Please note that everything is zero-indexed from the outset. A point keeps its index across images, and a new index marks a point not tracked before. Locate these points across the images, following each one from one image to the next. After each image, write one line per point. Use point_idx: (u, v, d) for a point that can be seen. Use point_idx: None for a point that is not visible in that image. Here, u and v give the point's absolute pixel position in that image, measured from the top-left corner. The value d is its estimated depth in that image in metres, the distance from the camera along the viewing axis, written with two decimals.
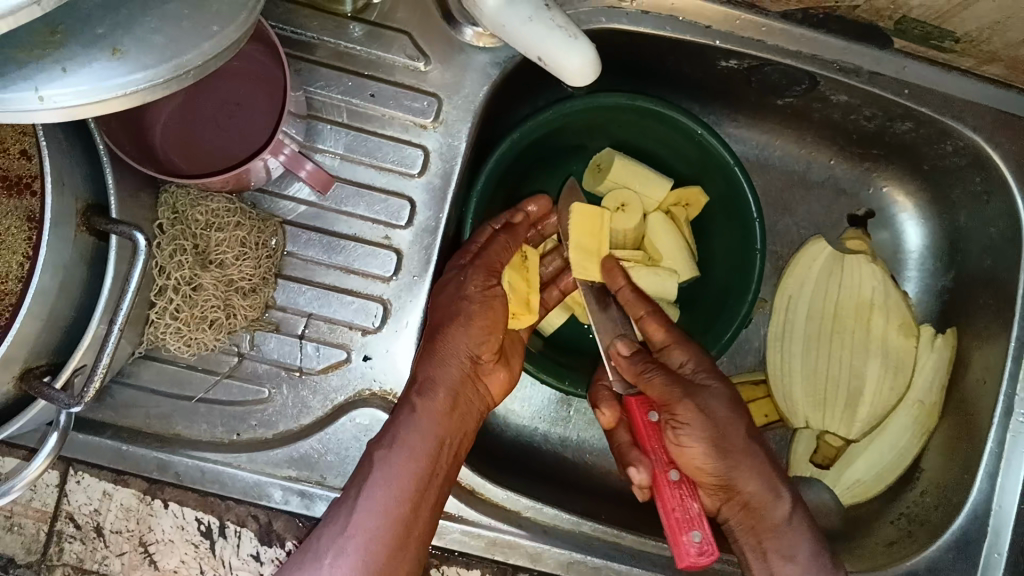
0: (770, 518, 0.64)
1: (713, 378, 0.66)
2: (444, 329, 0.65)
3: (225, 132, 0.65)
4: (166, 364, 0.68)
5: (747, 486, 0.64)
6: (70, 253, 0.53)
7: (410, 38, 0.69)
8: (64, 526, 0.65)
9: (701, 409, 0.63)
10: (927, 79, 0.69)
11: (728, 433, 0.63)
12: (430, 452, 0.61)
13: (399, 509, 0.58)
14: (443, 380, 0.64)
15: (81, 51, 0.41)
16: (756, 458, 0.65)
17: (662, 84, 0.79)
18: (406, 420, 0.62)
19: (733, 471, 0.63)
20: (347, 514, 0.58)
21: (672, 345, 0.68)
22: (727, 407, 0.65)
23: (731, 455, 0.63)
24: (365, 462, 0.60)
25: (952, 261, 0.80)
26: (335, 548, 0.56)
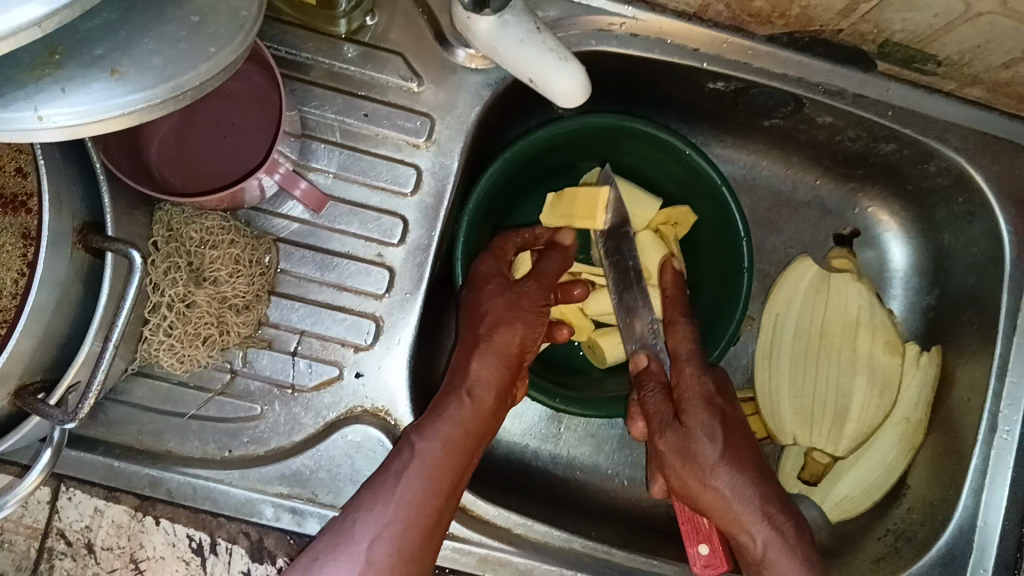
0: (751, 556, 0.63)
1: (698, 414, 0.66)
2: (494, 331, 0.68)
3: (221, 152, 0.66)
4: (160, 381, 0.68)
5: (722, 520, 0.64)
6: (66, 270, 0.53)
7: (403, 59, 0.70)
8: (54, 543, 0.66)
9: (673, 445, 0.66)
10: (911, 102, 0.71)
11: (702, 468, 0.64)
12: (467, 447, 0.63)
13: (419, 519, 0.58)
14: (490, 379, 0.66)
15: (81, 72, 0.42)
16: (734, 496, 0.63)
17: (651, 106, 0.81)
18: (452, 415, 0.63)
19: (709, 504, 0.65)
20: (386, 499, 0.58)
21: (679, 363, 0.69)
22: (707, 442, 0.65)
23: (700, 488, 0.64)
24: (404, 452, 0.61)
25: (936, 279, 0.81)
26: (374, 532, 0.57)
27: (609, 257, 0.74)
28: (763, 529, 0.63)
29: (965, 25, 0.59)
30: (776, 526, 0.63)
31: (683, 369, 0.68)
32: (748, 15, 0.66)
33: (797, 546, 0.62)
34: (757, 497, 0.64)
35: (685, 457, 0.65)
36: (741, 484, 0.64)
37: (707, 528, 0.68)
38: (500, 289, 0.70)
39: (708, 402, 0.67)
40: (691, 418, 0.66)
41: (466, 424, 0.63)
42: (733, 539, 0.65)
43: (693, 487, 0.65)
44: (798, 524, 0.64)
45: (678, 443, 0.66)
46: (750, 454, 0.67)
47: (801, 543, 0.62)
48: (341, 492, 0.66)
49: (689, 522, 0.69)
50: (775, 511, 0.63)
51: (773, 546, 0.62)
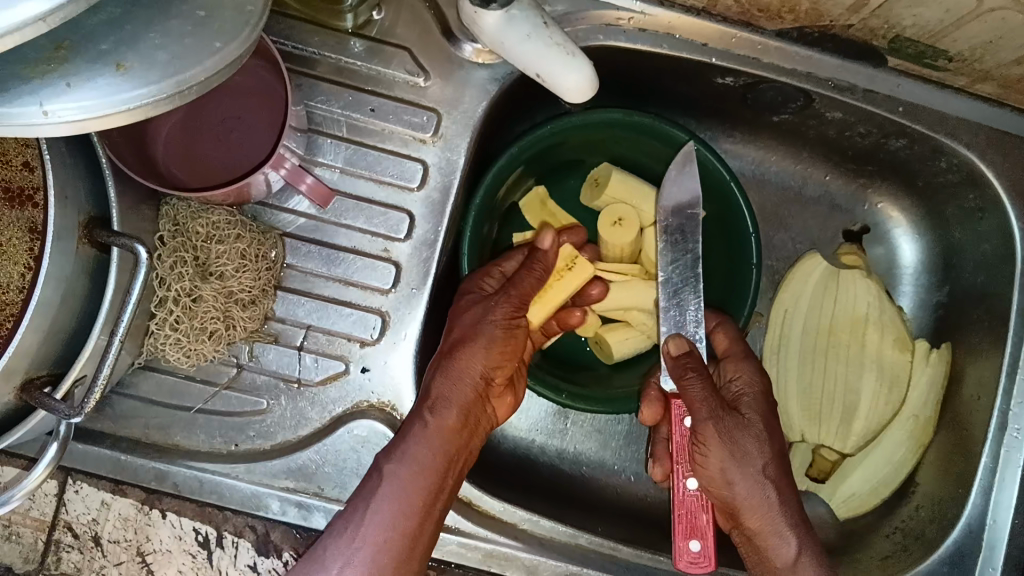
0: (778, 562, 0.63)
1: (755, 409, 0.66)
2: (463, 351, 0.66)
3: (227, 147, 0.66)
4: (166, 376, 0.68)
5: (758, 521, 0.63)
6: (72, 265, 0.53)
7: (410, 54, 0.70)
8: (62, 535, 0.66)
9: (729, 433, 0.63)
10: (921, 98, 0.70)
11: (752, 462, 0.63)
12: (440, 468, 0.62)
13: (393, 543, 0.59)
14: (456, 399, 0.65)
15: (85, 67, 0.42)
16: (778, 499, 0.63)
17: (659, 101, 0.80)
18: (418, 437, 0.62)
19: (750, 504, 0.63)
20: (356, 524, 0.59)
21: (735, 359, 0.69)
22: (761, 438, 0.64)
23: (744, 484, 0.63)
24: (373, 476, 0.61)
25: (946, 276, 0.80)
26: (343, 557, 0.58)
27: (668, 233, 0.70)
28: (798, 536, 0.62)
29: (975, 20, 0.58)
30: (808, 534, 0.63)
31: (741, 365, 0.68)
32: (757, 10, 0.66)
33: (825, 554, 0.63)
34: (793, 502, 0.64)
35: (734, 448, 0.63)
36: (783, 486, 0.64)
37: (705, 525, 0.66)
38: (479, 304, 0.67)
39: (765, 400, 0.67)
40: (748, 411, 0.66)
41: (433, 445, 0.62)
42: (760, 544, 0.63)
43: (734, 481, 0.63)
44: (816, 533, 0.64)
45: (732, 434, 0.63)
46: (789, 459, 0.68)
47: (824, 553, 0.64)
48: (346, 486, 0.66)
49: (687, 515, 0.66)
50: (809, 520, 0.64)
51: (806, 553, 0.62)
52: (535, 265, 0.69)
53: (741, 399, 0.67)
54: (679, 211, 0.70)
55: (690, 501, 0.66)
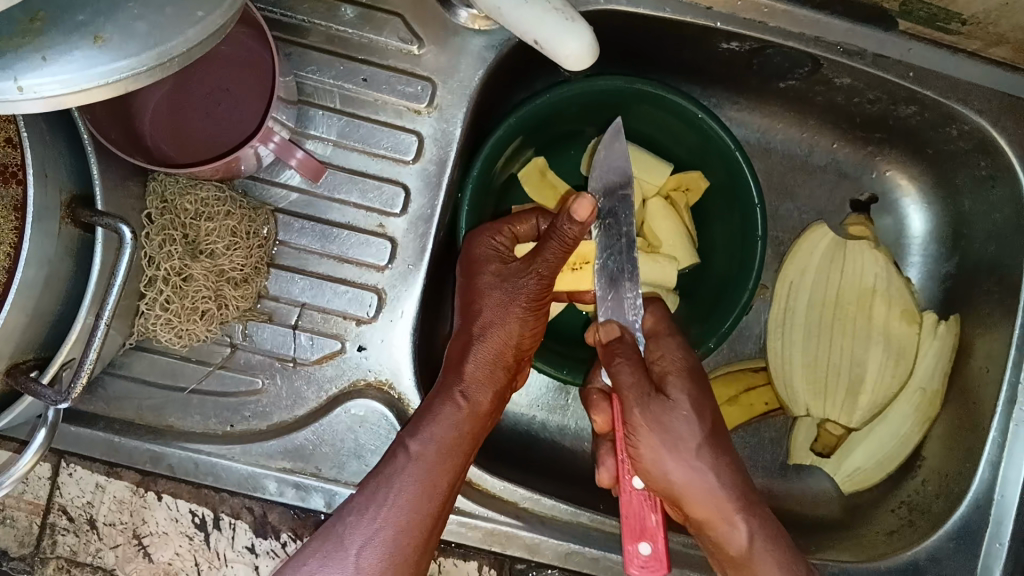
0: (732, 549, 0.60)
1: (681, 388, 0.63)
2: (490, 330, 0.66)
3: (213, 120, 0.63)
4: (159, 356, 0.67)
5: (701, 509, 0.60)
6: (55, 247, 0.52)
7: (403, 21, 0.67)
8: (56, 519, 0.65)
9: (654, 419, 0.61)
10: (934, 62, 0.67)
11: (683, 445, 0.61)
12: (466, 452, 0.62)
13: (417, 524, 0.59)
14: (486, 381, 0.65)
15: (61, 39, 0.40)
16: (716, 480, 0.61)
17: (661, 68, 0.78)
18: (447, 417, 0.62)
19: (689, 491, 0.61)
20: (377, 504, 0.59)
21: (661, 337, 0.66)
22: (690, 419, 0.62)
23: (679, 471, 0.60)
24: (398, 454, 0.60)
25: (956, 247, 0.78)
26: (363, 538, 0.58)
27: (600, 218, 0.66)
28: (749, 521, 0.60)
29: None
30: (757, 514, 0.61)
31: (666, 344, 0.66)
32: None
33: (776, 531, 0.61)
34: (737, 480, 0.61)
35: (661, 432, 0.61)
36: (720, 466, 0.61)
37: (654, 526, 0.62)
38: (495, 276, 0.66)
39: (690, 375, 0.64)
40: (674, 392, 0.63)
41: (463, 427, 0.62)
42: (710, 533, 0.61)
43: (668, 469, 0.60)
44: (774, 517, 0.62)
45: (660, 420, 0.61)
46: (725, 436, 0.64)
47: (780, 531, 0.61)
48: (344, 466, 0.65)
49: (635, 517, 0.63)
50: (756, 498, 0.61)
51: (758, 537, 0.60)
52: (561, 240, 0.63)
53: (666, 378, 0.64)
54: (610, 194, 0.66)
55: (637, 501, 0.63)
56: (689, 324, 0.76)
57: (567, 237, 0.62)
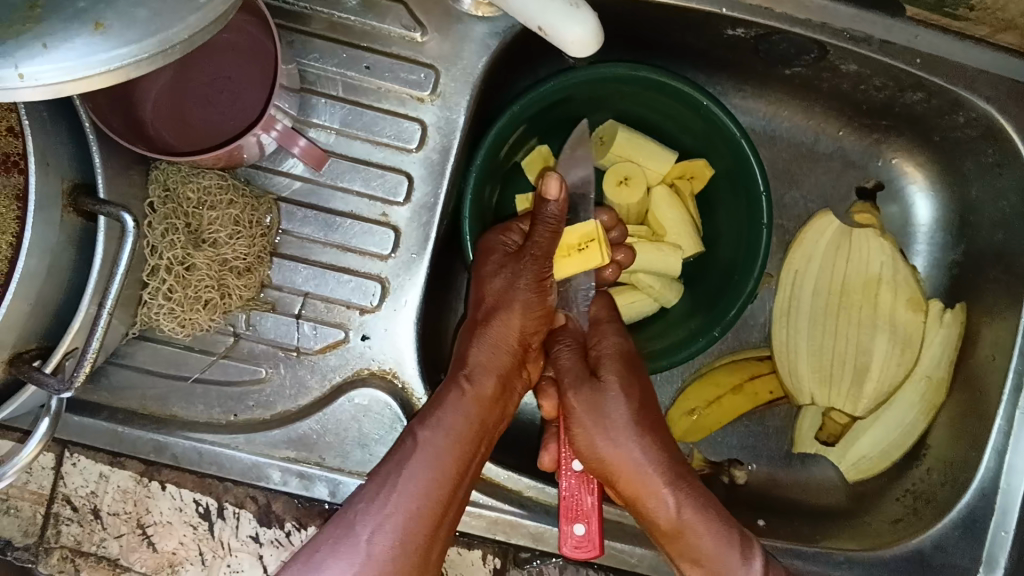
0: (661, 522, 0.61)
1: (614, 370, 0.66)
2: (499, 314, 0.66)
3: (214, 109, 0.63)
4: (162, 345, 0.67)
5: (631, 484, 0.62)
6: (57, 235, 0.51)
7: (406, 8, 0.67)
8: (60, 508, 0.65)
9: (586, 401, 0.65)
10: (941, 48, 0.67)
11: (613, 425, 0.64)
12: (473, 435, 0.62)
13: (428, 508, 0.58)
14: (492, 366, 0.65)
15: (62, 26, 0.39)
16: (644, 457, 0.63)
17: (665, 54, 0.77)
18: (454, 403, 0.62)
19: (619, 469, 0.62)
20: (388, 490, 0.58)
21: (601, 326, 0.70)
22: (620, 399, 0.65)
23: (605, 447, 0.63)
24: (407, 441, 0.60)
25: (962, 235, 0.78)
26: (373, 522, 0.57)
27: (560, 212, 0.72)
28: (675, 494, 0.61)
29: None
30: (685, 488, 0.62)
31: (605, 331, 0.70)
32: None
33: (711, 509, 0.62)
34: (664, 456, 0.63)
35: (593, 413, 0.64)
36: (646, 443, 0.63)
37: (590, 508, 0.63)
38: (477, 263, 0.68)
39: (623, 360, 0.67)
40: (607, 374, 0.66)
41: (470, 412, 0.62)
42: (641, 508, 0.62)
43: (598, 446, 0.63)
44: (708, 493, 0.64)
45: (592, 400, 0.65)
46: (657, 420, 0.67)
47: (711, 502, 0.62)
48: (348, 455, 0.65)
49: (571, 499, 0.63)
50: (686, 474, 0.63)
51: (686, 507, 0.61)
52: (546, 222, 0.63)
53: (600, 361, 0.67)
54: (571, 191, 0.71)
55: (574, 483, 0.64)
56: (694, 313, 0.76)
57: (550, 221, 0.63)
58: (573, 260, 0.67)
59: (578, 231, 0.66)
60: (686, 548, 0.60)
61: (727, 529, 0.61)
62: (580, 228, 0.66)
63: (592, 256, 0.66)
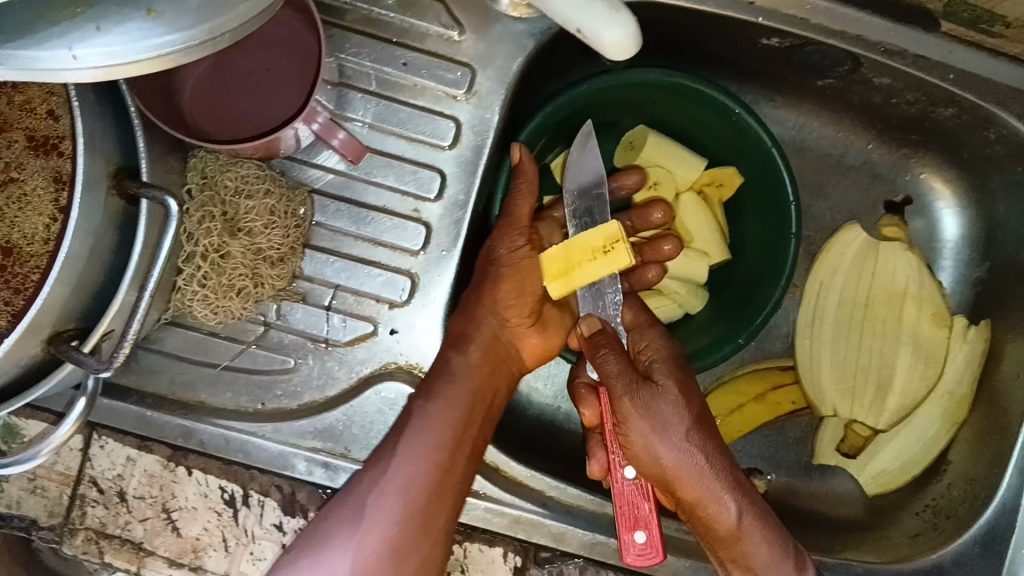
0: (721, 528, 0.62)
1: (668, 374, 0.64)
2: (479, 292, 0.66)
3: (253, 100, 0.64)
4: (192, 331, 0.67)
5: (693, 491, 0.62)
6: (100, 217, 0.52)
7: (445, 7, 0.67)
8: (86, 490, 0.64)
9: (643, 404, 0.62)
10: (974, 64, 0.67)
11: (673, 428, 0.62)
12: (466, 402, 0.62)
13: (426, 473, 0.58)
14: (478, 337, 0.65)
15: (117, 10, 0.40)
16: (705, 462, 0.62)
17: (698, 62, 0.78)
18: (435, 397, 0.61)
19: (679, 475, 0.62)
20: (391, 456, 0.58)
21: (643, 329, 0.68)
22: (678, 404, 0.63)
23: (666, 453, 0.61)
24: (391, 439, 0.59)
25: (989, 252, 0.78)
26: (377, 488, 0.57)
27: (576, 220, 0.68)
28: (734, 500, 0.62)
29: None
30: (744, 493, 0.63)
31: (649, 334, 0.67)
32: None
33: (767, 517, 0.63)
34: (724, 461, 0.63)
35: (650, 417, 0.62)
36: (708, 448, 0.62)
37: (648, 513, 0.63)
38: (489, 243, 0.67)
39: (675, 363, 0.65)
40: (660, 378, 0.64)
41: (454, 398, 0.61)
42: (700, 514, 0.62)
43: (659, 453, 0.61)
44: (760, 498, 0.64)
45: (649, 405, 0.62)
46: (710, 420, 0.66)
47: (765, 509, 0.63)
48: (374, 447, 0.66)
49: (628, 506, 0.63)
50: (743, 478, 0.63)
51: (746, 512, 0.62)
52: (522, 188, 0.66)
53: (652, 367, 0.65)
54: (585, 193, 0.67)
55: (629, 490, 0.64)
56: (718, 320, 0.76)
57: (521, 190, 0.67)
58: (596, 264, 0.64)
59: (602, 231, 0.63)
60: (739, 552, 0.61)
61: (778, 532, 0.62)
62: (605, 229, 0.63)
63: (617, 257, 0.63)
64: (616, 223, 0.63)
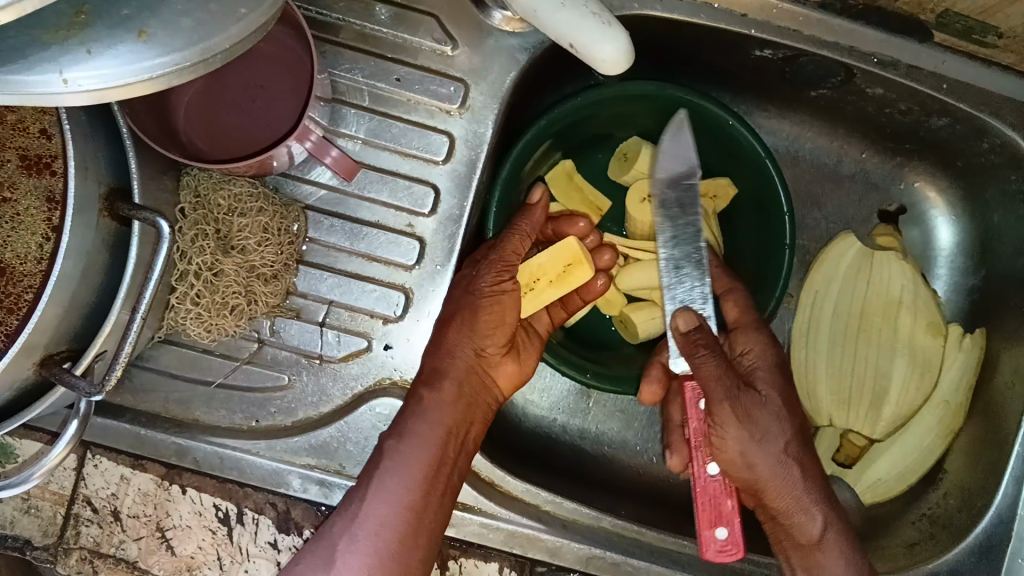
0: (805, 538, 0.62)
1: (772, 384, 0.64)
2: (456, 322, 0.64)
3: (249, 117, 0.64)
4: (186, 349, 0.67)
5: (783, 499, 0.62)
6: (92, 238, 0.52)
7: (437, 22, 0.67)
8: (81, 509, 0.64)
9: (743, 408, 0.61)
10: (966, 74, 0.67)
11: (768, 437, 0.61)
12: (439, 441, 0.61)
13: (399, 518, 0.58)
14: (449, 372, 0.64)
15: (106, 32, 0.39)
16: (794, 472, 0.62)
17: (690, 74, 0.78)
18: (400, 445, 0.61)
19: (769, 483, 0.61)
20: (358, 502, 0.59)
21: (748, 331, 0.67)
22: (779, 415, 0.62)
23: (766, 470, 0.61)
24: (359, 487, 0.60)
25: (983, 260, 0.78)
26: (347, 535, 0.57)
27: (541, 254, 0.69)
28: (817, 515, 0.62)
29: None
30: (832, 506, 0.63)
31: (752, 339, 0.66)
32: None
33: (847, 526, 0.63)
34: (812, 471, 0.63)
35: (750, 426, 0.60)
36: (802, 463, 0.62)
37: (729, 511, 0.63)
38: (473, 273, 0.65)
39: (776, 370, 0.65)
40: (763, 388, 0.64)
41: (426, 442, 0.61)
42: (785, 521, 0.63)
43: (754, 462, 0.61)
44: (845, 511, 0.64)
45: (740, 412, 0.60)
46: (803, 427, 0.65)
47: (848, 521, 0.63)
48: None
49: (711, 503, 0.64)
50: (831, 493, 0.63)
51: (832, 524, 0.62)
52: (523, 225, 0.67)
53: (755, 372, 0.65)
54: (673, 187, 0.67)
55: (712, 487, 0.64)
56: None
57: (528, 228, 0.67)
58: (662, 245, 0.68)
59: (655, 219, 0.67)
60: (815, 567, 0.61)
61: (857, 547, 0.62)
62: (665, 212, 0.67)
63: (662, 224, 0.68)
64: (586, 266, 0.66)
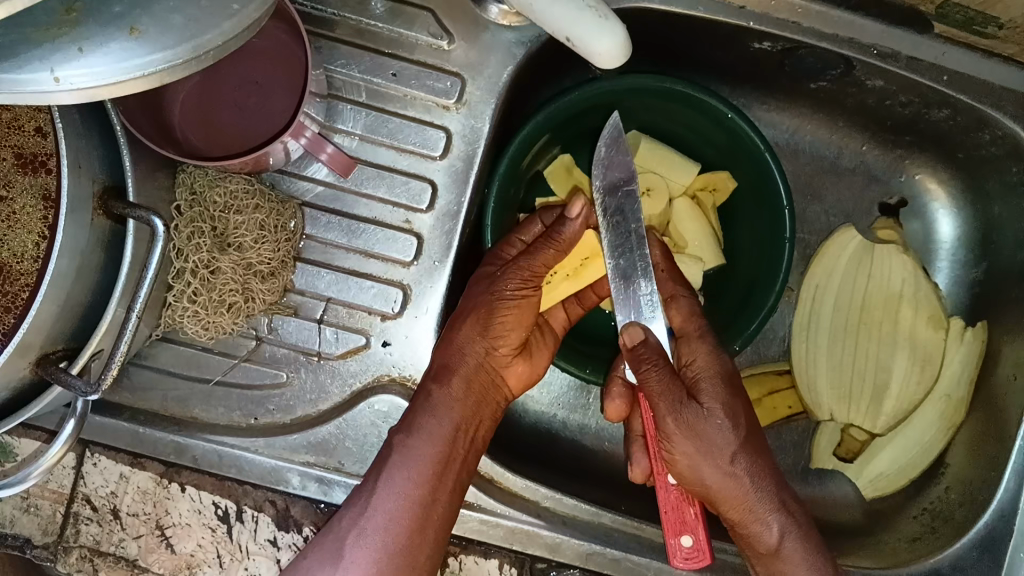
0: (762, 547, 0.61)
1: (715, 396, 0.61)
2: (468, 319, 0.64)
3: (244, 114, 0.63)
4: (184, 347, 0.67)
5: (734, 509, 0.61)
6: (87, 236, 0.51)
7: (433, 16, 0.67)
8: (80, 508, 0.64)
9: (690, 423, 0.59)
10: (967, 65, 0.67)
11: (715, 451, 0.59)
12: (449, 437, 0.61)
13: (407, 512, 0.58)
14: (460, 368, 0.64)
15: (97, 29, 0.39)
16: (748, 482, 0.60)
17: (689, 67, 0.77)
18: (410, 441, 0.61)
19: (725, 495, 0.60)
20: (365, 497, 0.59)
21: (691, 339, 0.65)
22: (727, 427, 0.60)
23: (716, 482, 0.60)
24: (367, 482, 0.60)
25: (985, 252, 0.78)
26: (354, 530, 0.57)
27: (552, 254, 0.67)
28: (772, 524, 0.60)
29: None
30: (791, 515, 0.61)
31: (696, 347, 0.64)
32: None
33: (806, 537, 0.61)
34: (769, 482, 0.61)
35: (699, 439, 0.59)
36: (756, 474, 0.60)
37: (693, 518, 0.63)
38: (494, 276, 0.65)
39: (723, 380, 0.62)
40: (707, 399, 0.61)
41: (436, 439, 0.61)
42: (742, 531, 0.61)
43: (704, 475, 0.60)
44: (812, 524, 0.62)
45: (691, 425, 0.59)
46: (760, 439, 0.63)
47: (813, 531, 0.61)
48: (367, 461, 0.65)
49: (673, 512, 0.63)
50: (792, 502, 0.61)
51: (788, 534, 0.60)
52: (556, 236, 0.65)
53: (698, 383, 0.62)
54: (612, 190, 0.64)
55: (673, 495, 0.64)
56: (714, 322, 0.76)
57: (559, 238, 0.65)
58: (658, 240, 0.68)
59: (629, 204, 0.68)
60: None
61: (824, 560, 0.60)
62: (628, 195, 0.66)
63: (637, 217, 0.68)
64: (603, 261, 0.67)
